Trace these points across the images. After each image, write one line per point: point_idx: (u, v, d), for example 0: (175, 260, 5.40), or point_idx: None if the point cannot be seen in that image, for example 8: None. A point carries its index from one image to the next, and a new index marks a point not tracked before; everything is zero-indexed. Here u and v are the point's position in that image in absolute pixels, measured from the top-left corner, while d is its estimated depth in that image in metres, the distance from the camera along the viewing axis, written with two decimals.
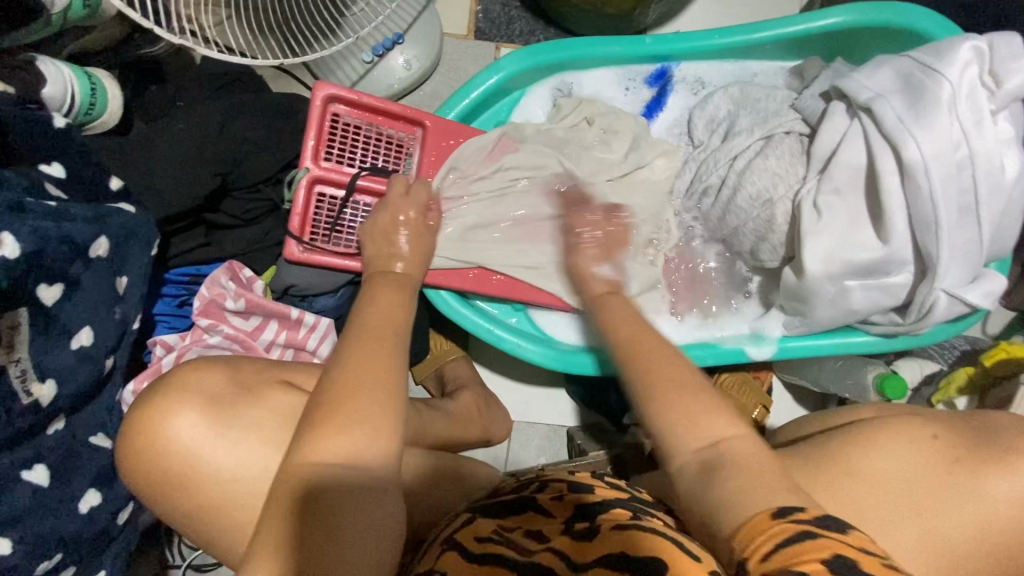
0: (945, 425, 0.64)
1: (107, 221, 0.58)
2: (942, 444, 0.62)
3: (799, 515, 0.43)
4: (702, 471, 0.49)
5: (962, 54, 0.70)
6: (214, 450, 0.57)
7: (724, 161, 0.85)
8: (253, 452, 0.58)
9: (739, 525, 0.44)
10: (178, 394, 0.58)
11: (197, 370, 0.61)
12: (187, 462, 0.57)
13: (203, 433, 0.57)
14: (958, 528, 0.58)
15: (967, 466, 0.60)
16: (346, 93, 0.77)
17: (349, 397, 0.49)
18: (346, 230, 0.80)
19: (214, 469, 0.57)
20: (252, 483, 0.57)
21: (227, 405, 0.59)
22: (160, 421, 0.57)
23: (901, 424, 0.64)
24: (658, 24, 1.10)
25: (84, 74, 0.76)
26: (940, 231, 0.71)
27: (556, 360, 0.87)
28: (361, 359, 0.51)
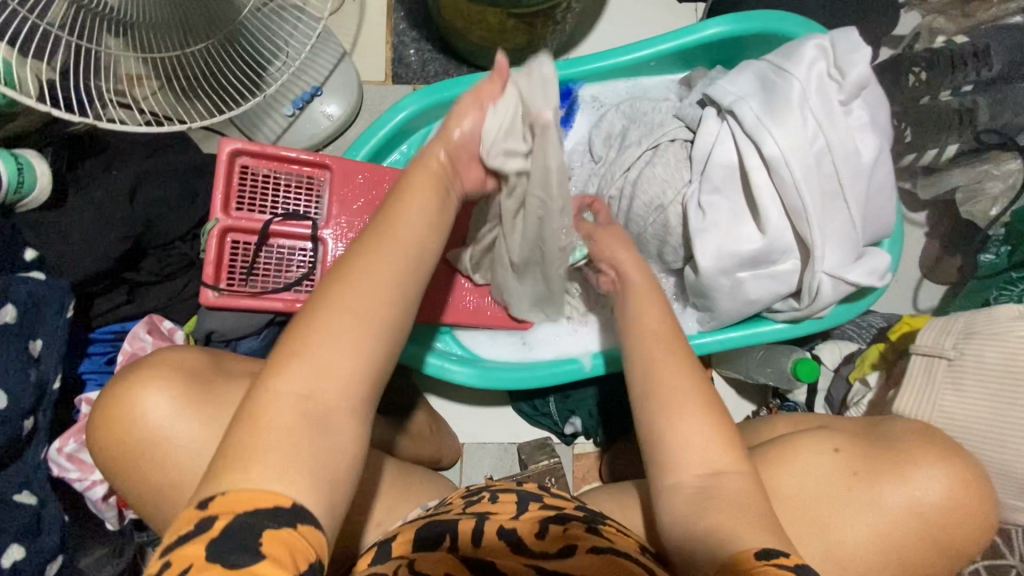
0: (848, 439, 0.67)
1: (13, 290, 0.64)
2: (843, 457, 0.65)
3: (780, 560, 0.49)
4: (697, 495, 0.55)
5: (807, 53, 0.76)
6: (180, 429, 0.61)
7: (619, 173, 0.90)
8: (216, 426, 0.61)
9: (734, 556, 0.50)
10: (155, 370, 0.63)
11: (172, 357, 0.66)
12: (150, 433, 0.61)
13: (171, 413, 0.61)
14: (859, 539, 0.62)
15: (863, 479, 0.63)
16: (250, 145, 0.82)
17: (339, 319, 0.49)
18: (262, 273, 0.84)
19: (172, 443, 0.61)
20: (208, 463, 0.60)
21: (203, 389, 0.63)
22: (135, 397, 0.62)
23: (810, 437, 0.67)
24: (562, 51, 1.16)
25: (10, 156, 0.82)
26: (810, 217, 0.75)
27: (483, 377, 0.91)
28: (367, 269, 0.51)
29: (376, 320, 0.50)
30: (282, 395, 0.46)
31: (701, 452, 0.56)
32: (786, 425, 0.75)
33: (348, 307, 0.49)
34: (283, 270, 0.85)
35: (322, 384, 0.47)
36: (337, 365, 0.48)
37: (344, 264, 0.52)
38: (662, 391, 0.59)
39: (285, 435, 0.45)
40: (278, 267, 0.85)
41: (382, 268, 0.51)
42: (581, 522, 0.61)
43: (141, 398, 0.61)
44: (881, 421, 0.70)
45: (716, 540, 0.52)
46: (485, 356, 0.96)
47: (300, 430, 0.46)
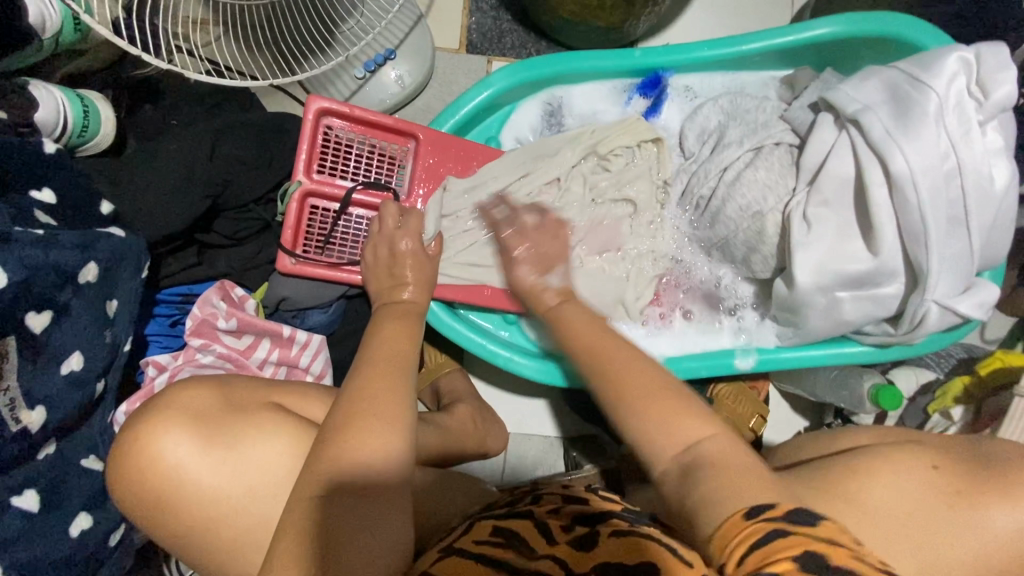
0: (944, 457, 0.64)
1: (96, 246, 0.59)
2: (940, 475, 0.62)
3: (769, 513, 0.43)
4: (683, 476, 0.49)
5: (949, 66, 0.70)
6: (200, 475, 0.57)
7: (715, 173, 0.85)
8: (238, 473, 0.58)
9: (723, 521, 0.44)
10: (163, 412, 0.58)
11: (181, 395, 0.60)
12: (169, 480, 0.57)
13: (191, 454, 0.57)
14: (958, 557, 0.59)
15: (968, 499, 0.60)
16: (337, 105, 0.77)
17: (369, 422, 0.53)
18: (338, 244, 0.80)
19: (199, 487, 0.57)
20: (238, 505, 0.57)
21: (216, 426, 0.59)
22: (149, 444, 0.57)
23: (900, 452, 0.65)
24: (649, 36, 1.10)
25: (76, 97, 0.77)
26: (929, 243, 0.70)
27: (550, 373, 0.87)
28: (372, 385, 0.56)
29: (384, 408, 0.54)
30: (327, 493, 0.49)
31: (666, 433, 0.51)
32: (871, 435, 0.72)
33: (376, 407, 0.54)
34: (359, 242, 0.80)
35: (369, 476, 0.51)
36: (375, 463, 0.51)
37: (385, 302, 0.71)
38: (616, 376, 0.56)
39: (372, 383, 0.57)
40: (355, 239, 0.80)
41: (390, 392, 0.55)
42: (623, 519, 0.59)
43: (155, 444, 0.57)
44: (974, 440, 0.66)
45: (711, 499, 0.46)
46: None
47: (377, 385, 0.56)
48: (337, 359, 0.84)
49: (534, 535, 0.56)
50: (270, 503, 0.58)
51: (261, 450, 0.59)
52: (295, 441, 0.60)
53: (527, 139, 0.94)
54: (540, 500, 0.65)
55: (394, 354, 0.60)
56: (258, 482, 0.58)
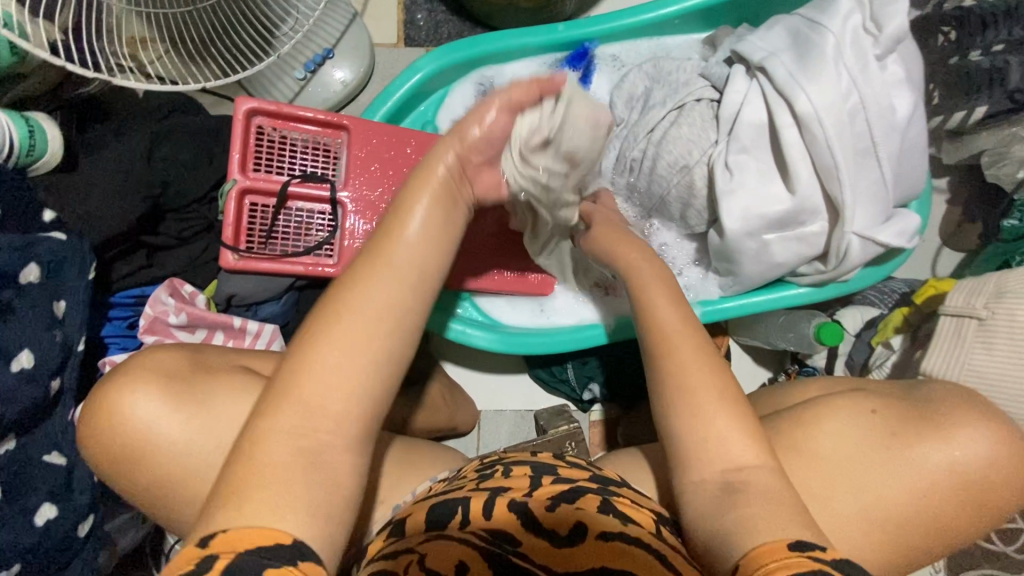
0: (884, 402, 0.67)
1: (35, 249, 0.62)
2: (879, 418, 0.65)
3: (813, 552, 0.45)
4: (726, 493, 0.53)
5: (842, 6, 0.74)
6: (171, 432, 0.60)
7: (643, 135, 0.87)
8: (208, 427, 0.60)
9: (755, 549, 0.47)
10: (135, 371, 0.61)
11: (149, 358, 0.63)
12: (139, 435, 0.59)
13: (161, 410, 0.60)
14: (897, 494, 0.62)
15: (904, 437, 0.63)
16: (266, 104, 0.80)
17: (324, 353, 0.46)
18: (281, 237, 0.83)
19: (164, 442, 0.60)
20: (205, 457, 0.60)
21: (188, 386, 0.62)
22: (121, 401, 0.60)
23: (843, 400, 0.68)
24: (579, 13, 1.13)
25: (21, 118, 0.81)
26: (841, 176, 0.73)
27: (504, 343, 0.90)
28: (343, 344, 0.46)
29: (368, 343, 0.47)
30: (276, 433, 0.44)
31: (707, 428, 0.55)
32: (818, 387, 0.75)
33: (341, 340, 0.46)
34: (301, 233, 0.84)
35: (315, 428, 0.45)
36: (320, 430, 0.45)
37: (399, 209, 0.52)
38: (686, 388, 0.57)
39: (356, 339, 0.46)
40: (297, 231, 0.84)
41: (378, 334, 0.47)
42: (595, 493, 0.60)
43: (126, 404, 0.60)
44: (917, 385, 0.70)
45: (756, 527, 0.49)
46: (505, 322, 0.96)
47: (356, 353, 0.46)
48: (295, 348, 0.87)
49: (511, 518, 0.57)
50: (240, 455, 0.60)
51: (228, 406, 0.61)
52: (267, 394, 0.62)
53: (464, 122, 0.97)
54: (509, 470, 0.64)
55: (384, 305, 0.48)
56: (223, 436, 0.60)
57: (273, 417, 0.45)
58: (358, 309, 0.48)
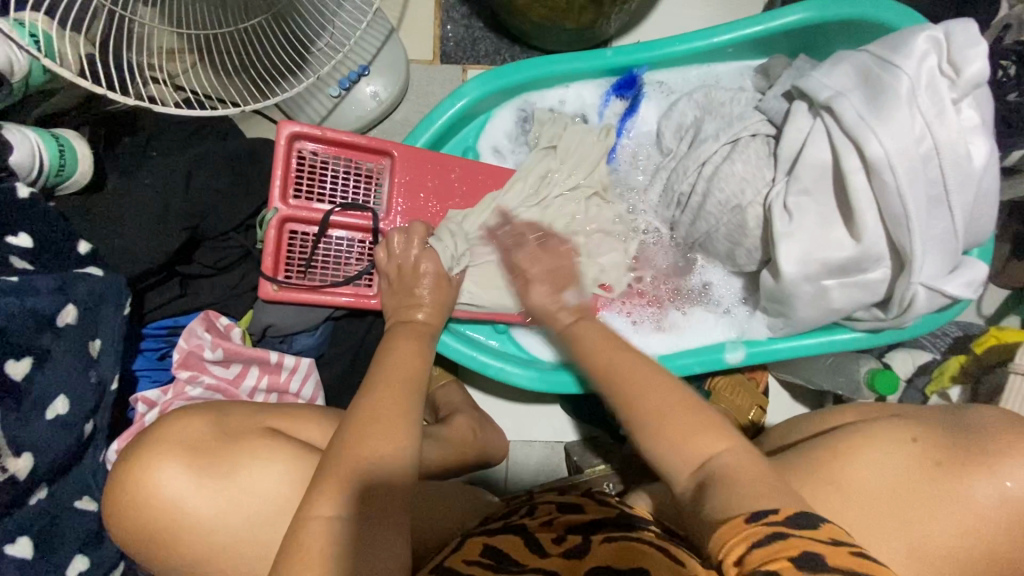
0: (924, 428, 0.63)
1: (73, 289, 0.58)
2: (921, 448, 0.62)
3: (769, 516, 0.43)
4: (697, 486, 0.50)
5: (917, 46, 0.70)
6: (200, 506, 0.56)
7: (693, 169, 0.84)
8: (240, 500, 0.57)
9: (723, 522, 0.44)
10: (160, 444, 0.57)
11: (177, 424, 0.60)
12: (169, 512, 0.56)
13: (189, 486, 0.56)
14: (945, 532, 0.58)
15: (949, 468, 0.59)
16: (310, 129, 0.77)
17: (351, 483, 0.52)
18: (319, 266, 0.80)
19: (197, 519, 0.56)
20: (238, 533, 0.57)
21: (215, 455, 0.58)
22: (145, 477, 0.56)
23: (882, 427, 0.64)
24: (621, 34, 1.09)
25: (51, 137, 0.77)
26: (911, 226, 0.70)
27: (543, 380, 0.87)
28: (368, 473, 0.53)
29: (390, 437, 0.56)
30: (322, 517, 0.50)
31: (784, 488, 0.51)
32: (858, 413, 0.72)
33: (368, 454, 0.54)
34: (340, 263, 0.81)
35: (351, 516, 0.51)
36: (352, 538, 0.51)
37: (392, 340, 0.69)
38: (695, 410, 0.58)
39: (377, 457, 0.54)
40: (336, 261, 0.81)
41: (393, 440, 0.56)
42: (618, 527, 0.58)
43: (153, 477, 0.56)
44: (961, 408, 0.66)
45: (728, 500, 0.46)
46: (542, 357, 0.93)
47: (381, 461, 0.54)
48: (329, 381, 0.84)
49: (522, 548, 0.56)
50: (272, 527, 0.58)
51: (258, 477, 0.58)
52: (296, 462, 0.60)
53: (505, 147, 0.94)
54: (535, 510, 0.65)
55: (392, 407, 0.58)
56: (256, 507, 0.58)
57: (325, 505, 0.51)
58: (377, 408, 0.58)
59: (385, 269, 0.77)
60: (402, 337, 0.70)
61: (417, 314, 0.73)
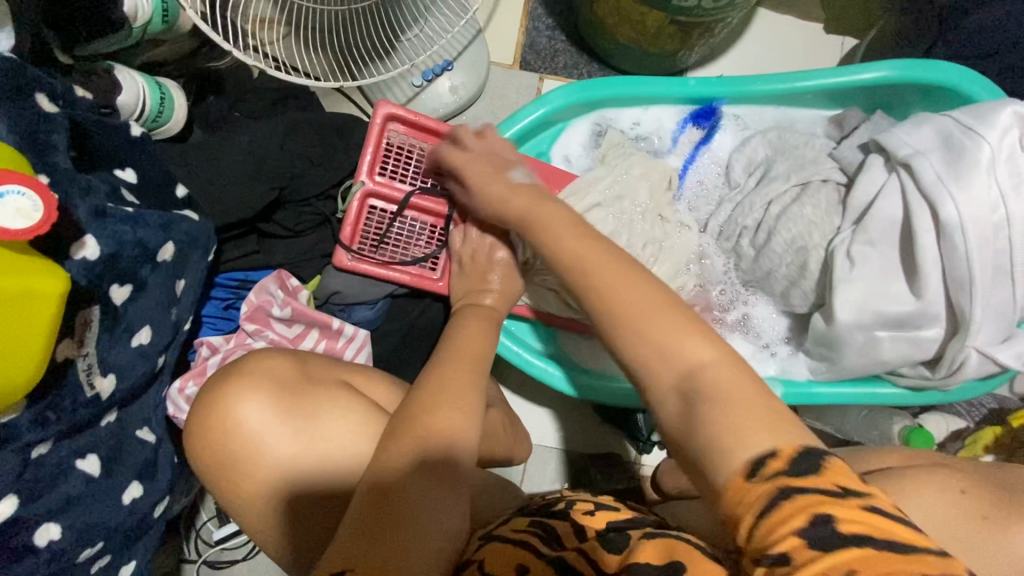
0: (972, 481, 0.62)
1: (174, 228, 0.61)
2: (969, 500, 0.60)
3: (769, 464, 0.41)
4: (684, 402, 0.47)
5: (1004, 118, 0.72)
6: (278, 446, 0.59)
7: (760, 205, 0.86)
8: (314, 447, 0.59)
9: (727, 481, 0.42)
10: (248, 378, 0.60)
11: (263, 362, 0.62)
12: (249, 446, 0.59)
13: (269, 424, 0.59)
14: None
15: (996, 524, 0.57)
16: (405, 112, 0.81)
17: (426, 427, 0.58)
18: (391, 244, 0.83)
19: (274, 456, 0.59)
20: (308, 479, 0.59)
21: (298, 398, 0.61)
22: (232, 406, 0.59)
23: (926, 472, 0.62)
24: (698, 66, 1.12)
25: (156, 85, 0.81)
26: (975, 290, 0.71)
27: (582, 388, 0.89)
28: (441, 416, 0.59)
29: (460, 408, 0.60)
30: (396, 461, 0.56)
31: None
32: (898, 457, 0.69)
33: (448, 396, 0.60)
34: (410, 244, 0.84)
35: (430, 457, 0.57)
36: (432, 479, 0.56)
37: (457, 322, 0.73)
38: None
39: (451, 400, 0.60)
40: (406, 241, 0.84)
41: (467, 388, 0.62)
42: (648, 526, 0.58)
43: (236, 411, 0.59)
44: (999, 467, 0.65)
45: (716, 445, 0.44)
46: (583, 366, 0.95)
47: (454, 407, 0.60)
48: (380, 354, 0.86)
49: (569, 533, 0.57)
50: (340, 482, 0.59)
51: (335, 426, 0.60)
52: (372, 417, 0.62)
53: (576, 158, 0.97)
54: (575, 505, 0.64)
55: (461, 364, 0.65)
56: (327, 455, 0.59)
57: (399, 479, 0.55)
58: (448, 374, 0.63)
59: (456, 252, 0.81)
60: (471, 322, 0.72)
61: (485, 299, 0.76)
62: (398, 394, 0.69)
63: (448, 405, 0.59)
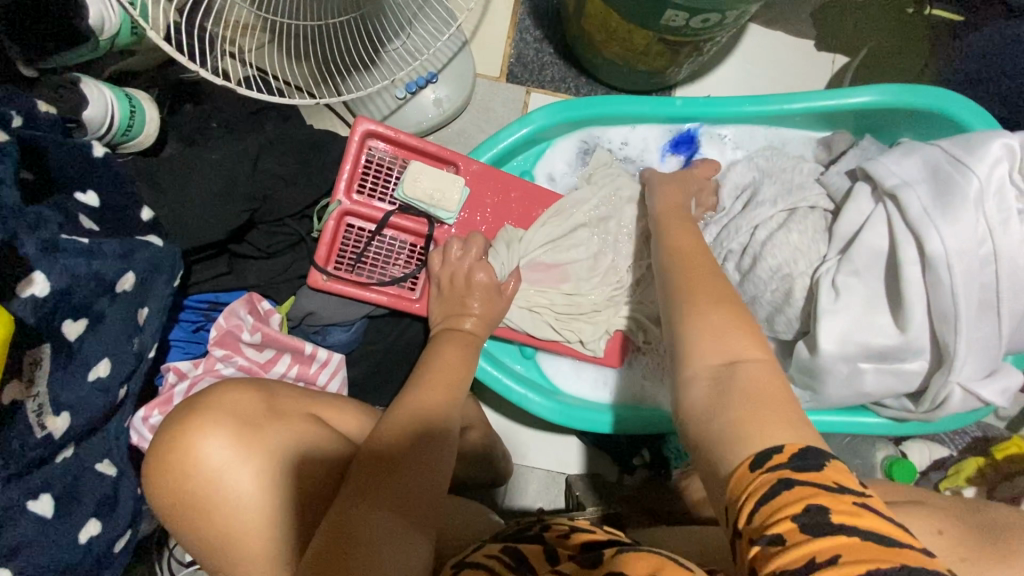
0: (953, 522, 0.62)
1: (135, 257, 0.58)
2: (946, 541, 0.60)
3: (775, 459, 0.41)
4: (716, 392, 0.49)
5: (992, 150, 0.71)
6: (238, 482, 0.57)
7: (746, 229, 0.85)
8: (278, 484, 0.58)
9: (732, 471, 0.43)
10: (211, 412, 0.59)
11: (228, 396, 0.61)
12: (210, 483, 0.57)
13: (231, 460, 0.57)
14: None
15: (972, 566, 0.58)
16: (385, 129, 0.79)
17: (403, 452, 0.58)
18: (369, 263, 0.81)
19: (233, 494, 0.57)
20: (268, 518, 0.57)
21: (261, 433, 0.59)
22: (194, 440, 0.57)
23: (911, 510, 0.63)
24: (688, 82, 1.10)
25: (125, 97, 0.78)
26: (959, 326, 0.70)
27: (563, 413, 0.87)
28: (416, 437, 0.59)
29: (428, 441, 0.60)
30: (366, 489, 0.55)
31: None
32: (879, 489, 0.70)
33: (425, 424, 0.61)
34: (388, 264, 0.82)
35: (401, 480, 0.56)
36: (402, 502, 0.55)
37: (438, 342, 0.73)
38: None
39: (427, 424, 0.61)
40: (385, 261, 0.82)
41: (441, 415, 0.63)
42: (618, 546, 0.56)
43: (197, 447, 0.57)
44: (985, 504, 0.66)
45: (724, 436, 0.45)
46: (565, 389, 0.93)
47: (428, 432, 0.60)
48: (356, 376, 0.84)
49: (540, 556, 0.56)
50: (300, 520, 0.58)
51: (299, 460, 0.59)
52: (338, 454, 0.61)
53: (561, 176, 0.95)
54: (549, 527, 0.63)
55: (440, 386, 0.65)
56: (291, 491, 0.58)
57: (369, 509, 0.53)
58: (425, 402, 0.63)
59: (435, 276, 0.79)
60: (444, 349, 0.71)
61: (462, 326, 0.74)
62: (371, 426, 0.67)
63: (420, 436, 0.59)
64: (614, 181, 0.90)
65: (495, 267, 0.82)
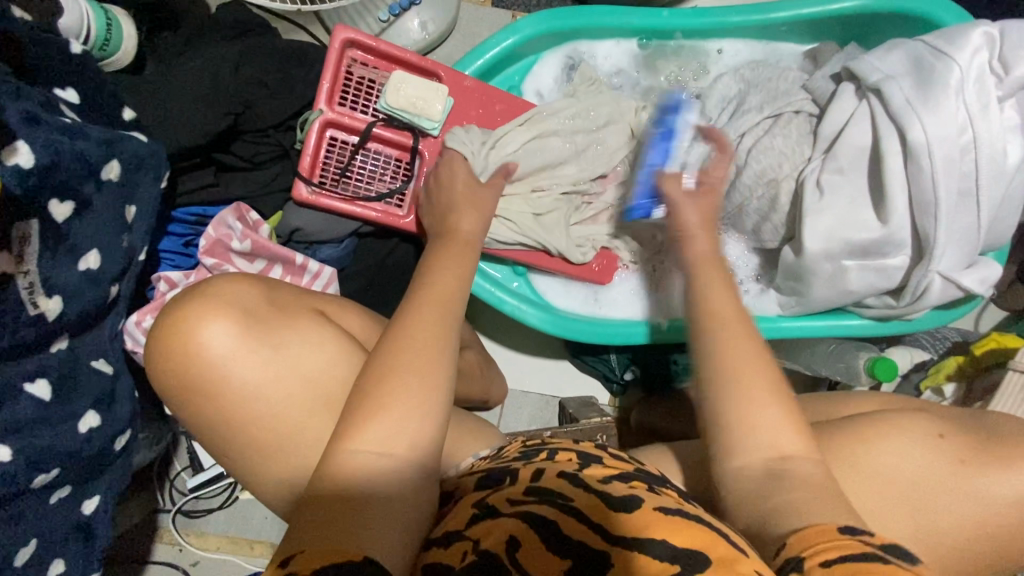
0: (954, 427, 0.63)
1: (119, 147, 0.58)
2: (947, 443, 0.61)
3: (869, 538, 0.42)
4: (770, 475, 0.51)
5: (973, 39, 0.71)
6: (242, 371, 0.57)
7: (732, 138, 0.85)
8: (282, 375, 0.58)
9: (805, 528, 0.45)
10: (212, 301, 0.58)
11: (230, 289, 0.60)
12: (213, 370, 0.57)
13: (234, 349, 0.57)
14: (952, 512, 0.59)
15: (971, 468, 0.60)
16: (364, 37, 0.77)
17: (395, 400, 0.51)
18: (355, 177, 0.81)
19: (238, 382, 0.57)
20: (275, 408, 0.58)
21: (263, 326, 0.59)
22: (196, 329, 0.57)
23: (912, 420, 0.63)
24: (675, 2, 1.09)
25: (101, 9, 0.75)
26: (939, 212, 0.72)
27: (554, 324, 0.89)
28: (409, 377, 0.52)
29: (423, 372, 0.53)
30: (358, 448, 0.50)
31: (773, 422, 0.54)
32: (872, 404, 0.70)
33: (419, 367, 0.53)
34: (374, 178, 0.82)
35: (393, 436, 0.51)
36: (394, 453, 0.50)
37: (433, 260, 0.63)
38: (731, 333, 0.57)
39: (423, 361, 0.54)
40: (371, 175, 0.82)
41: (438, 350, 0.55)
42: (641, 480, 0.54)
43: (199, 335, 0.57)
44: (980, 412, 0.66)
45: (800, 507, 0.47)
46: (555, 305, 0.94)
47: (424, 373, 0.53)
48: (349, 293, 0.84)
49: (566, 489, 0.51)
50: (304, 412, 0.59)
51: (303, 355, 0.59)
52: (340, 352, 0.61)
53: (548, 92, 0.94)
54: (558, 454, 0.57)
55: (438, 313, 0.57)
56: (296, 389, 0.59)
57: (357, 439, 0.50)
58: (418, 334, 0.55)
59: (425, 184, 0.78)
60: (433, 256, 0.68)
61: None
62: (364, 324, 0.68)
63: (418, 371, 0.53)
64: (599, 91, 0.90)
65: (477, 167, 0.79)
